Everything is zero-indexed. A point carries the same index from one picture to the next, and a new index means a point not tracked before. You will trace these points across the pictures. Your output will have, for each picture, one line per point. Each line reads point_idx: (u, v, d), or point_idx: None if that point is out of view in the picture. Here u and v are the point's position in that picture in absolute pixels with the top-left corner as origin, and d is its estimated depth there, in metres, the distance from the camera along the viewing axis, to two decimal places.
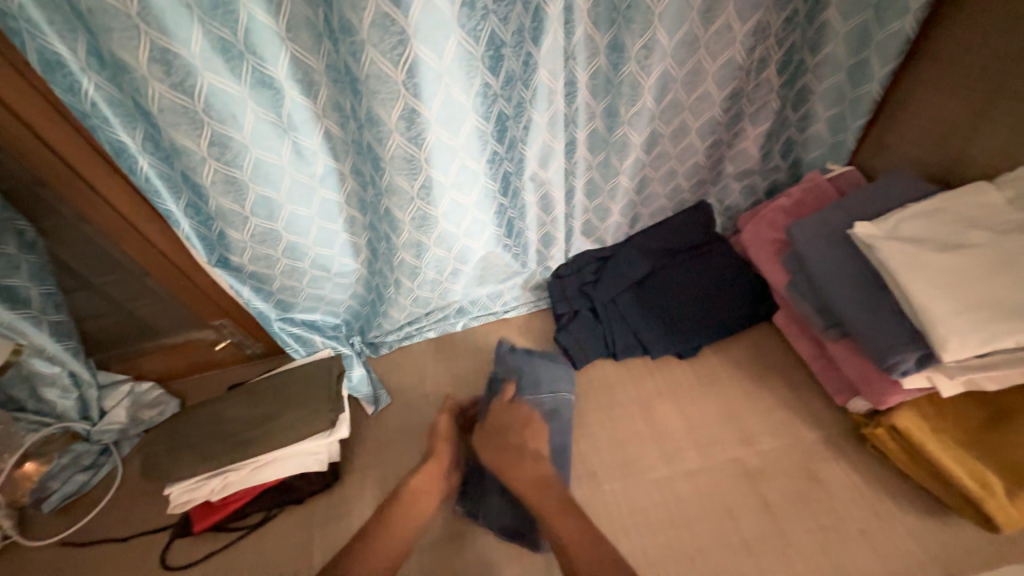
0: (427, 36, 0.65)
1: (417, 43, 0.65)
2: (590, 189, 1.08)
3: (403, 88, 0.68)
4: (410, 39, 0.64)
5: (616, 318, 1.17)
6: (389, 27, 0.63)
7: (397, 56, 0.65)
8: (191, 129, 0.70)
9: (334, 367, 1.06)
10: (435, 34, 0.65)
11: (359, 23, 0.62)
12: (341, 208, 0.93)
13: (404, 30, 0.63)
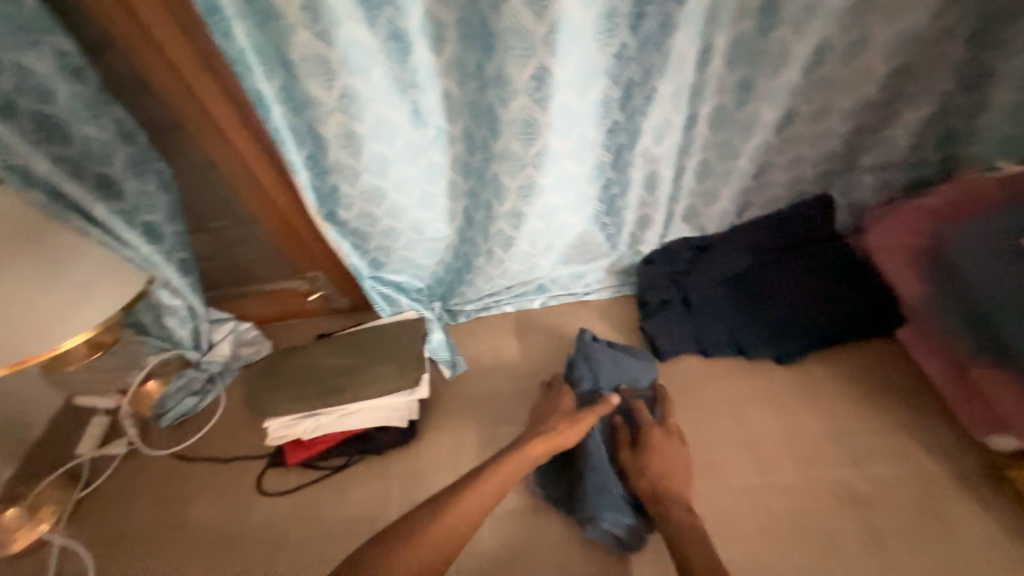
0: None
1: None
2: (702, 171, 1.00)
3: (541, 44, 0.67)
4: None
5: (711, 313, 1.08)
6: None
7: (540, 10, 0.64)
8: (325, 80, 0.71)
9: (419, 328, 1.08)
10: None
11: None
12: (445, 173, 0.91)
13: None
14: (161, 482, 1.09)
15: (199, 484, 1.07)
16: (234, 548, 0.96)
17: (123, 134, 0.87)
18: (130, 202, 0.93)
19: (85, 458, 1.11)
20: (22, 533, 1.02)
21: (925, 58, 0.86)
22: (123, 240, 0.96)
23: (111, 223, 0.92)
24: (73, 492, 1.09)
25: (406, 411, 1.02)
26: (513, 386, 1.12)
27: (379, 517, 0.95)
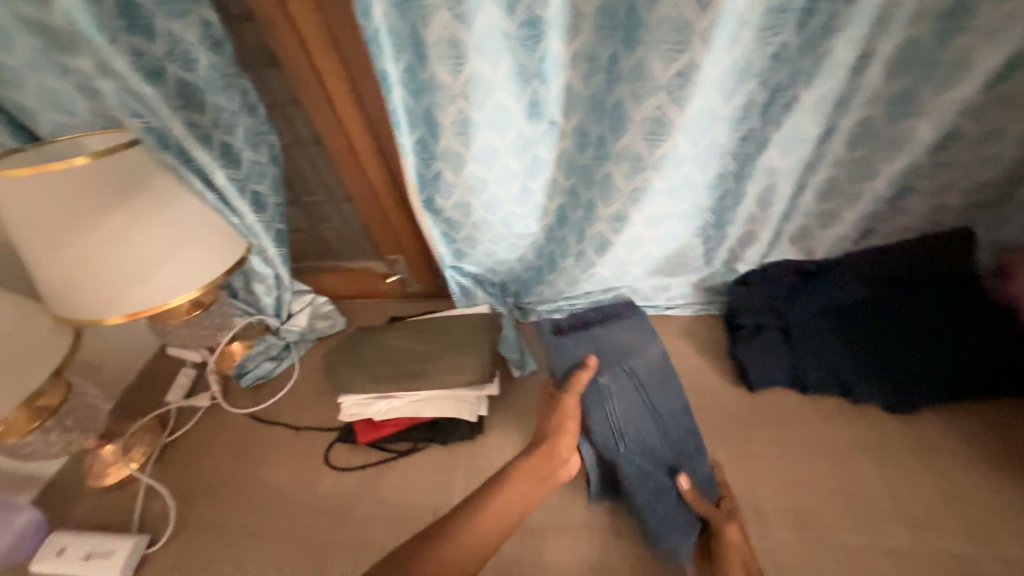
0: None
1: None
2: (827, 190, 0.91)
3: (698, 38, 0.60)
4: None
5: (814, 347, 0.98)
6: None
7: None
8: (454, 64, 0.69)
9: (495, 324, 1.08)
10: None
11: None
12: (549, 168, 0.88)
13: None
14: (238, 439, 1.14)
15: (273, 446, 1.11)
16: (302, 514, 0.98)
17: (247, 106, 0.92)
18: (244, 172, 0.97)
19: (173, 407, 1.19)
20: (117, 468, 1.09)
21: None
22: (232, 208, 1.00)
23: (225, 190, 0.96)
24: (161, 436, 1.16)
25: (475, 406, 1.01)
26: None
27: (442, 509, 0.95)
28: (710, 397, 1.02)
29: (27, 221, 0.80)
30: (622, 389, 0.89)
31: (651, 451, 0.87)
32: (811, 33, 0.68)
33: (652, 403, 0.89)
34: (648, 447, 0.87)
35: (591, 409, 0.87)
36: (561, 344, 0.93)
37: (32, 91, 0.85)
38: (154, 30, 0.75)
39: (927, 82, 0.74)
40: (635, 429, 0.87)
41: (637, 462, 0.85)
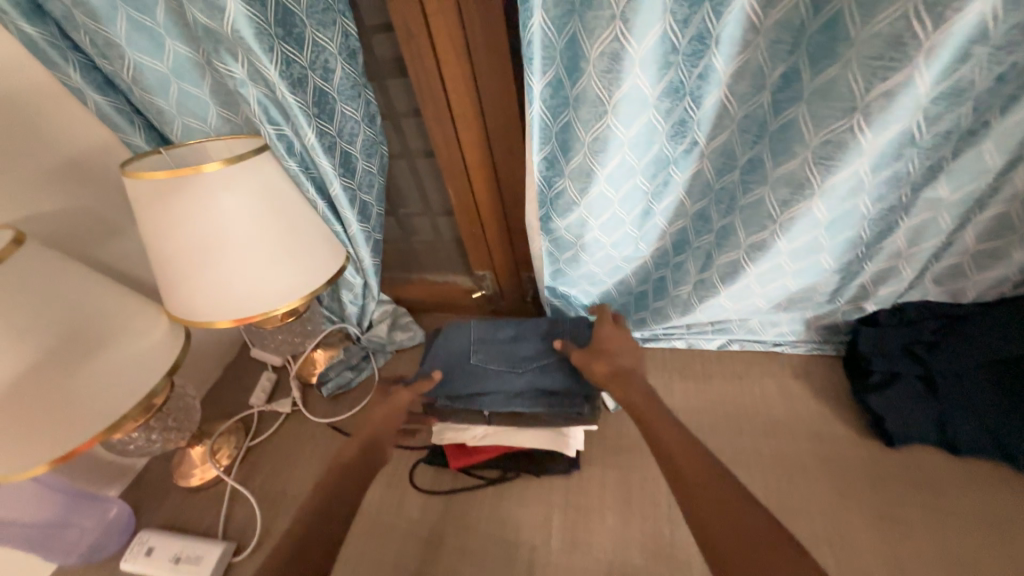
0: None
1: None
2: (994, 229, 0.82)
3: (921, 55, 0.52)
4: None
5: (965, 402, 0.87)
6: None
7: (943, 12, 0.49)
8: (611, 78, 0.65)
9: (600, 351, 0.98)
10: None
11: None
12: (678, 190, 0.83)
13: None
14: (320, 450, 1.13)
15: None
16: (390, 537, 0.94)
17: (368, 116, 0.92)
18: (357, 181, 0.97)
19: (256, 411, 1.19)
20: (203, 469, 1.10)
21: None
22: (341, 217, 0.99)
23: (338, 198, 0.94)
24: (245, 440, 1.16)
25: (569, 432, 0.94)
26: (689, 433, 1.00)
27: (540, 548, 0.88)
28: (837, 449, 0.92)
29: (153, 226, 0.81)
30: (487, 346, 1.02)
31: (525, 356, 1.00)
32: None
33: (504, 342, 1.03)
34: (508, 354, 1.00)
35: (471, 393, 0.95)
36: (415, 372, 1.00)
37: (173, 98, 0.88)
38: (304, 40, 0.76)
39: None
40: (512, 360, 0.99)
41: (530, 366, 0.97)
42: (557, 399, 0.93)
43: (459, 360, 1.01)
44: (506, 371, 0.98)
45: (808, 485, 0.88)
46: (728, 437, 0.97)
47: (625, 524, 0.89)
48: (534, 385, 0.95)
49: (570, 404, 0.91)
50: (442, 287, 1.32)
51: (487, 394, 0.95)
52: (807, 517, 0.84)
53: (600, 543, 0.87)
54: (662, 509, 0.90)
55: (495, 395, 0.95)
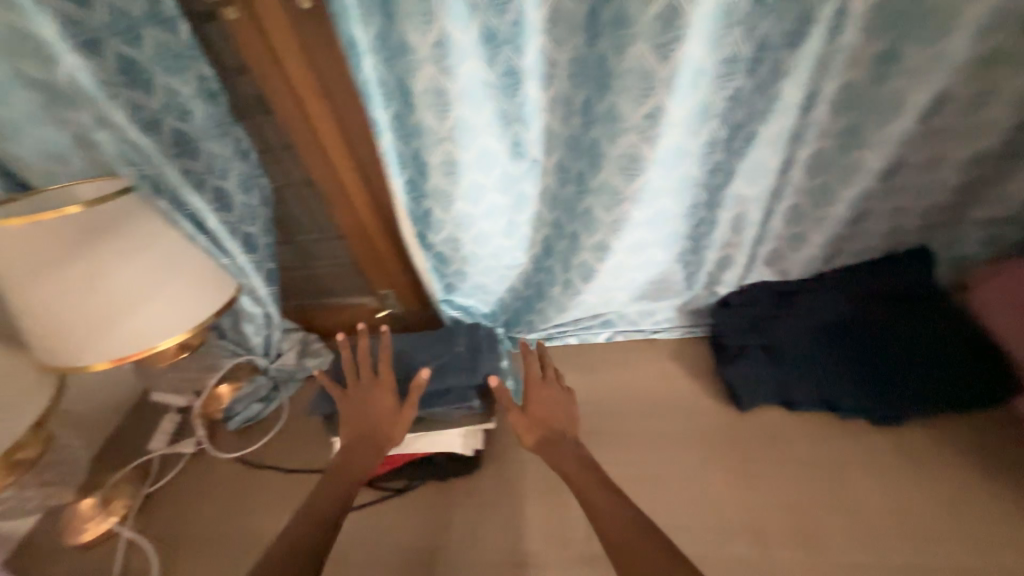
0: (700, 30, 0.67)
1: (688, 40, 0.66)
2: (794, 216, 0.97)
3: (661, 84, 0.69)
4: (683, 36, 0.65)
5: (800, 364, 1.01)
6: (674, 23, 0.65)
7: (666, 52, 0.67)
8: (439, 110, 0.75)
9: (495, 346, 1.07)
10: (709, 28, 0.67)
11: (638, 14, 0.65)
12: (532, 204, 0.91)
13: (684, 26, 0.65)
14: (228, 486, 1.13)
15: (263, 492, 1.11)
16: None
17: (239, 152, 0.95)
18: (237, 215, 0.99)
19: (156, 455, 1.15)
20: (94, 524, 1.04)
21: None
22: (223, 250, 1.00)
23: (216, 232, 0.97)
24: (142, 487, 1.12)
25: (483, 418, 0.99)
26: (581, 421, 1.08)
27: (440, 548, 0.93)
28: (700, 419, 1.05)
29: (36, 286, 0.79)
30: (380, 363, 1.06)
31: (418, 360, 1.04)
32: (760, 78, 0.73)
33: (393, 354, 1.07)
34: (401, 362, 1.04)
35: None
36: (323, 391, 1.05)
37: (31, 145, 0.89)
38: (152, 86, 0.81)
39: (888, 108, 0.78)
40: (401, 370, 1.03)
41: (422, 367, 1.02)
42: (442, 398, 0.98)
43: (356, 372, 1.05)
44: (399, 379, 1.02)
45: (682, 454, 0.99)
46: (615, 422, 1.07)
47: (521, 514, 0.96)
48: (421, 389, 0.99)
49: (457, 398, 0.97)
50: (350, 308, 1.36)
51: None
52: (681, 485, 0.95)
53: (498, 540, 0.93)
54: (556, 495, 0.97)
55: None
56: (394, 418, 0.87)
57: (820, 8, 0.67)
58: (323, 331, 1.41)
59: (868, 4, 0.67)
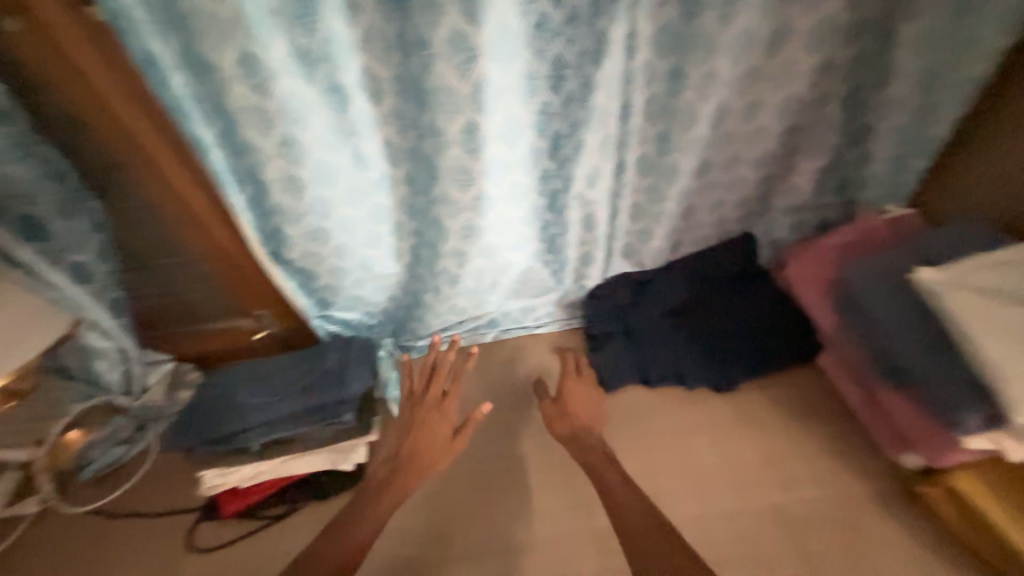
0: (494, 52, 0.71)
1: (484, 61, 0.71)
2: (636, 212, 1.07)
3: (467, 102, 0.74)
4: (478, 56, 0.70)
5: (654, 345, 1.13)
6: (462, 43, 0.69)
7: (464, 70, 0.71)
8: (262, 126, 0.74)
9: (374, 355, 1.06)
10: (502, 48, 0.72)
11: (433, 38, 0.68)
12: (389, 214, 0.94)
13: (474, 47, 0.70)
14: (85, 542, 1.02)
15: (124, 543, 1.01)
16: None
17: (54, 173, 0.87)
18: (59, 241, 0.91)
19: None
20: None
21: (814, 121, 0.92)
22: (44, 282, 0.90)
23: (34, 264, 0.89)
24: None
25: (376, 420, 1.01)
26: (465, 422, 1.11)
27: None
28: None
29: None
30: (248, 386, 1.00)
31: (289, 380, 1.00)
32: (568, 93, 0.81)
33: (262, 374, 1.02)
34: (270, 384, 0.99)
35: (234, 426, 0.94)
36: (182, 426, 0.96)
37: None
38: None
39: (686, 116, 0.88)
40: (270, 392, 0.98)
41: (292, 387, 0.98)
42: (315, 415, 0.95)
43: (220, 399, 0.98)
44: (268, 401, 0.97)
45: (556, 439, 1.06)
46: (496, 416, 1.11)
47: (403, 516, 0.97)
48: (291, 410, 0.95)
49: (331, 415, 0.95)
50: (235, 332, 1.26)
51: (250, 429, 0.94)
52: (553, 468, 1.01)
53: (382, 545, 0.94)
54: (439, 494, 1.00)
55: (255, 429, 0.94)
56: (439, 449, 0.87)
57: (612, 29, 0.74)
58: (205, 360, 1.29)
59: (650, 26, 0.76)
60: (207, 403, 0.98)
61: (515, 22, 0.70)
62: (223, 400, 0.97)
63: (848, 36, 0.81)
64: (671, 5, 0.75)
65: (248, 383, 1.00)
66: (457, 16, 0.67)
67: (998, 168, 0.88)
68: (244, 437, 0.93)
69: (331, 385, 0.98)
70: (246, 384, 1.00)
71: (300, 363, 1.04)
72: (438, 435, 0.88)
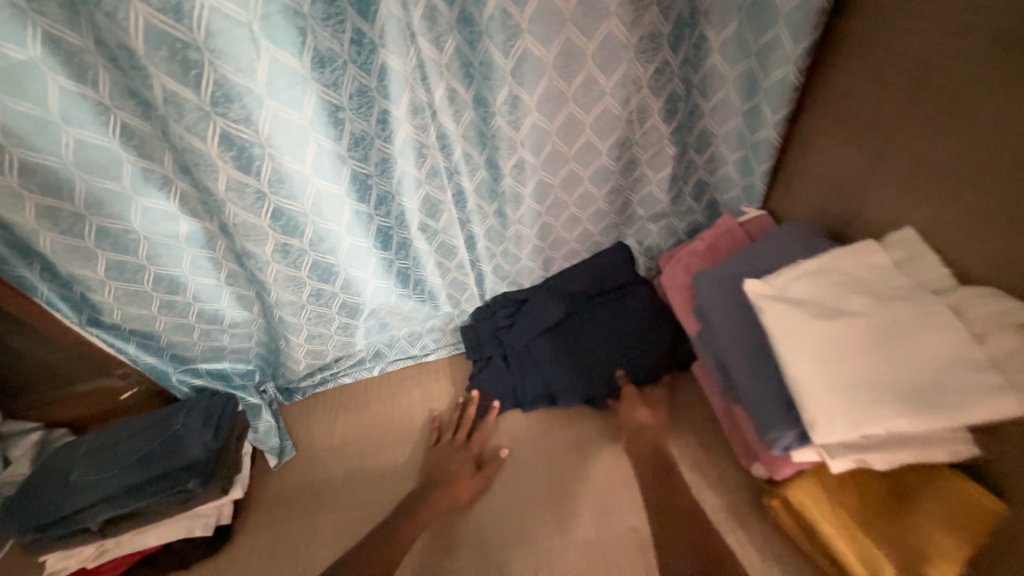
0: (238, 111, 0.64)
1: (222, 117, 0.65)
2: (495, 237, 1.04)
3: (220, 161, 0.68)
4: (209, 115, 0.64)
5: (531, 367, 1.09)
6: (184, 104, 0.63)
7: (203, 131, 0.65)
8: (13, 203, 0.70)
9: (231, 405, 1.05)
10: (244, 105, 0.64)
11: (155, 99, 0.62)
12: (216, 268, 0.89)
13: (201, 106, 0.63)
14: None
15: None
16: None
17: None
18: None
19: None
20: None
21: (638, 134, 0.91)
22: None
23: None
24: None
25: (234, 477, 0.99)
26: (340, 470, 1.09)
27: None
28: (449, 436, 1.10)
29: None
30: (85, 462, 0.94)
31: (131, 450, 0.95)
32: (360, 133, 0.75)
33: (104, 448, 0.96)
34: (110, 457, 0.94)
35: (64, 508, 0.87)
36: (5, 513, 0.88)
37: None
38: None
39: (504, 142, 0.84)
40: (109, 466, 0.93)
41: (131, 459, 0.93)
42: (157, 486, 0.90)
43: (52, 480, 0.92)
44: (103, 477, 0.91)
45: None
46: (372, 452, 1.09)
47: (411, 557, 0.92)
48: (127, 485, 0.89)
49: (174, 483, 0.90)
50: (113, 390, 1.10)
51: (82, 510, 0.88)
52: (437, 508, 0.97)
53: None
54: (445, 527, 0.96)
55: (87, 510, 0.88)
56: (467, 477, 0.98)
57: (389, 60, 0.70)
58: (84, 423, 1.14)
59: (436, 54, 0.71)
60: (39, 485, 0.91)
61: (249, 80, 0.63)
62: (55, 483, 0.91)
63: (643, 52, 0.79)
64: (449, 36, 0.71)
65: (85, 459, 0.95)
66: (167, 76, 0.60)
67: (819, 171, 0.87)
68: (76, 519, 0.87)
69: (176, 450, 0.94)
70: (84, 458, 0.95)
71: (147, 428, 0.99)
72: (463, 468, 0.99)
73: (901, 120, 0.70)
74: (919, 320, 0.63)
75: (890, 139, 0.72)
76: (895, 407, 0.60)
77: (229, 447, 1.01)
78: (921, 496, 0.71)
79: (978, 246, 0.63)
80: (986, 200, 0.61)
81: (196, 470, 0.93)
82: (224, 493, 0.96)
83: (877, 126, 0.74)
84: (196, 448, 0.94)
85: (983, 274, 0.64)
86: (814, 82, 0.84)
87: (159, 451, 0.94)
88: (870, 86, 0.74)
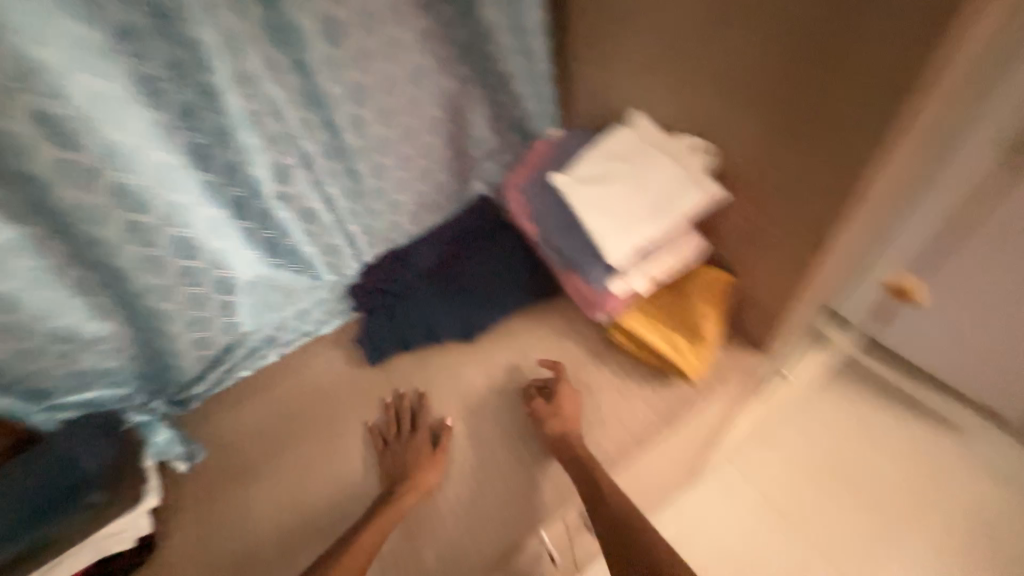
0: (45, 89, 0.68)
1: (26, 97, 0.67)
2: (353, 195, 1.15)
3: (40, 143, 0.71)
4: (12, 94, 0.66)
5: (416, 305, 1.23)
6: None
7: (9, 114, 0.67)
8: None
9: (114, 422, 1.02)
10: (50, 83, 0.68)
11: None
12: (61, 275, 0.86)
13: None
14: None
15: None
16: None
17: None
18: None
19: None
20: None
21: (445, 80, 1.10)
22: None
23: None
24: None
25: (146, 486, 0.96)
26: (256, 451, 1.12)
27: None
28: (359, 386, 1.19)
29: None
30: None
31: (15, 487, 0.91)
32: (186, 104, 0.81)
33: None
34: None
35: None
36: None
37: None
38: None
39: (331, 99, 0.96)
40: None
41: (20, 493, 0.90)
42: (60, 511, 0.90)
43: None
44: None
45: (353, 425, 1.13)
46: (331, 458, 1.09)
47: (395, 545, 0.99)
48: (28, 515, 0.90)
49: (79, 501, 0.91)
50: None
51: None
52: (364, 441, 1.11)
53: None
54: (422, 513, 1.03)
55: None
56: (427, 463, 1.03)
57: (197, 34, 0.75)
58: None
59: (240, 21, 0.80)
60: None
61: (49, 57, 0.66)
62: None
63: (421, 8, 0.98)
64: (249, 4, 0.80)
65: None
66: None
67: (581, 85, 1.12)
68: None
69: (69, 473, 0.93)
70: None
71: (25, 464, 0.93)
72: (421, 454, 1.04)
73: (617, 30, 0.96)
74: (652, 166, 0.93)
75: (612, 46, 0.99)
76: (646, 224, 0.90)
77: (132, 461, 0.98)
78: (686, 284, 1.03)
79: (677, 104, 0.92)
80: (673, 68, 0.89)
81: (100, 482, 0.94)
82: (138, 501, 0.93)
83: (603, 36, 1.00)
84: (89, 462, 0.95)
85: (682, 123, 0.93)
86: (557, 18, 1.09)
87: (50, 480, 0.92)
88: (590, 10, 1.00)
